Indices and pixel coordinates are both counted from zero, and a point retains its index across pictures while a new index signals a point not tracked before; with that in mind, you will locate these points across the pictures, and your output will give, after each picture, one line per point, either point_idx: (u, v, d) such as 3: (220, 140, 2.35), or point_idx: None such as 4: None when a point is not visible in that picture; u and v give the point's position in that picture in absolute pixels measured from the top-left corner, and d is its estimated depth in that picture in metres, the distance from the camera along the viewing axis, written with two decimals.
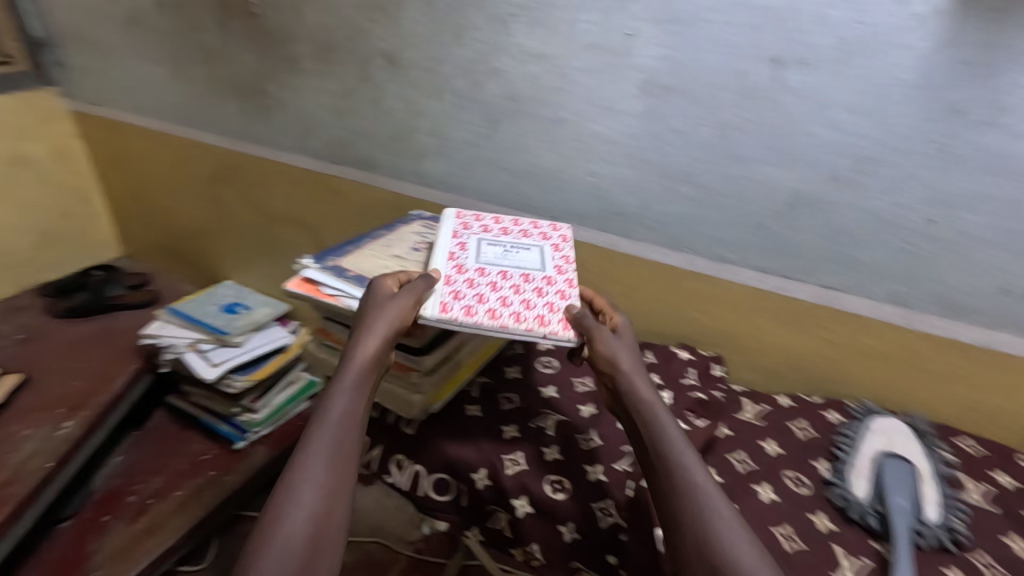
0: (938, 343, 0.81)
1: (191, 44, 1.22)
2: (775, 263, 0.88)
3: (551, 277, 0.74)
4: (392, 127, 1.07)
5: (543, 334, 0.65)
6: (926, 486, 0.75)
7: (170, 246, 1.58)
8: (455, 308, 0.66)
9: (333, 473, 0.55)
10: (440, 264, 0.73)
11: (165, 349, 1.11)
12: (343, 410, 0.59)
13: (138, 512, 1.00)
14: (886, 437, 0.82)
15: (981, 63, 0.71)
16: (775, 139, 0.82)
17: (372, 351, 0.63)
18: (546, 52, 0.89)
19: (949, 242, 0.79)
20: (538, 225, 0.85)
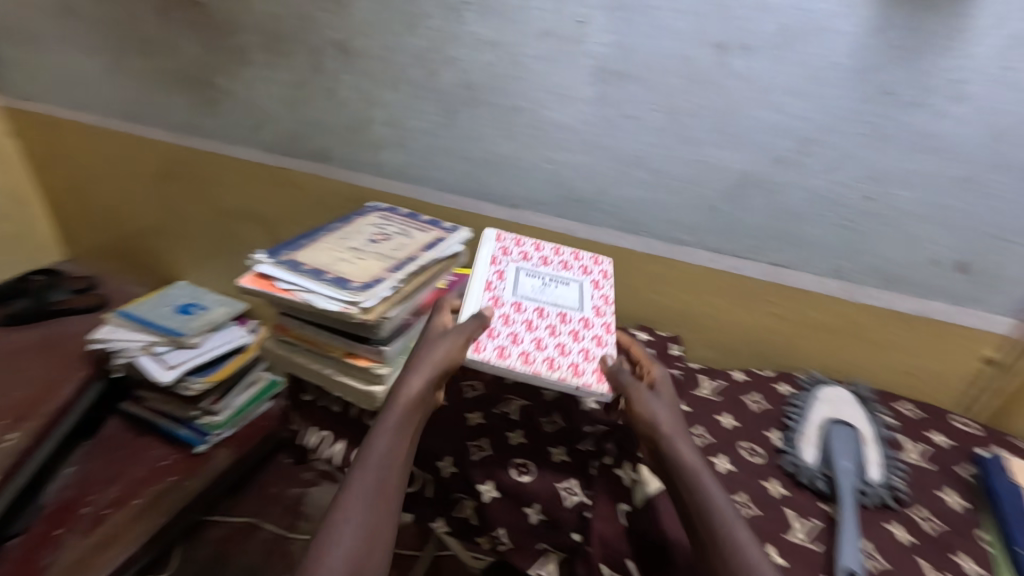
0: (878, 314, 0.93)
1: (129, 36, 1.31)
2: (728, 243, 0.97)
3: (589, 320, 0.81)
4: (350, 119, 1.18)
5: (576, 386, 0.71)
6: (868, 448, 0.79)
7: (121, 246, 1.70)
8: (488, 347, 0.73)
9: (374, 511, 0.61)
10: (480, 296, 0.80)
11: (119, 352, 1.31)
12: (387, 448, 0.66)
13: (95, 521, 1.19)
14: (832, 406, 0.86)
15: (907, 49, 0.76)
16: (722, 123, 0.89)
17: (417, 392, 0.70)
18: (500, 40, 0.97)
19: (887, 218, 0.86)
20: (579, 257, 0.93)
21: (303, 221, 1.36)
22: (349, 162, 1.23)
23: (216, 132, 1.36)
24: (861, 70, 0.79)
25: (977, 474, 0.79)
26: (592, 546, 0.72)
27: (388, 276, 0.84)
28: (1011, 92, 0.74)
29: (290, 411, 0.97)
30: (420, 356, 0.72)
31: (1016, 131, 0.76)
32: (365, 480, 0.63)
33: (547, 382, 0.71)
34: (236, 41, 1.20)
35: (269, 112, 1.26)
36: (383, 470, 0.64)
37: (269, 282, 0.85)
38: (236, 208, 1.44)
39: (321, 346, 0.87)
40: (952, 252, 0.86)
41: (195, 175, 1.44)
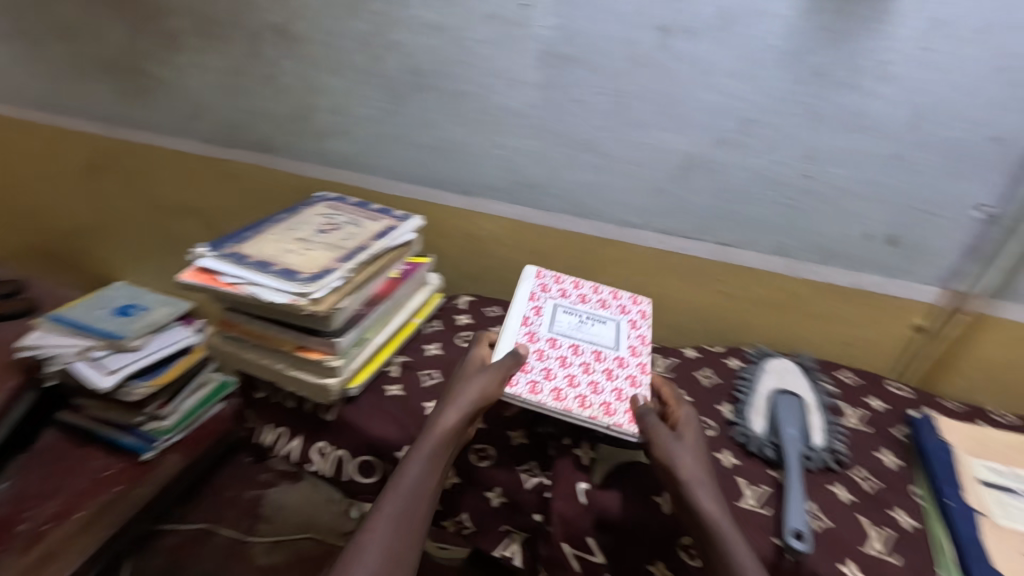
0: (819, 288, 0.97)
1: (48, 20, 1.23)
2: (676, 224, 1.00)
3: (623, 359, 0.82)
4: (292, 107, 1.14)
5: (606, 424, 0.71)
6: (812, 416, 0.83)
7: (49, 246, 1.60)
8: (521, 381, 0.74)
9: (397, 536, 0.64)
10: (515, 330, 0.82)
11: (51, 359, 1.24)
12: (417, 478, 0.68)
13: (34, 539, 1.12)
14: (778, 376, 0.90)
15: (837, 32, 0.79)
16: (666, 105, 0.91)
17: (450, 424, 0.71)
18: (444, 24, 0.96)
19: (824, 195, 0.90)
20: (619, 296, 0.94)
21: (248, 214, 1.31)
22: (293, 152, 1.19)
23: (148, 123, 1.29)
24: (797, 53, 0.82)
25: (909, 435, 0.84)
26: (552, 526, 0.72)
27: (337, 266, 0.82)
28: (932, 72, 0.78)
29: (244, 409, 0.95)
30: (458, 391, 0.74)
31: (939, 109, 0.80)
32: (394, 505, 0.66)
33: (578, 420, 0.72)
34: (167, 25, 1.14)
35: (205, 101, 1.20)
36: (412, 499, 0.67)
37: (212, 277, 0.82)
38: (175, 203, 1.38)
39: (270, 341, 0.84)
40: (885, 226, 0.90)
41: (129, 168, 1.37)
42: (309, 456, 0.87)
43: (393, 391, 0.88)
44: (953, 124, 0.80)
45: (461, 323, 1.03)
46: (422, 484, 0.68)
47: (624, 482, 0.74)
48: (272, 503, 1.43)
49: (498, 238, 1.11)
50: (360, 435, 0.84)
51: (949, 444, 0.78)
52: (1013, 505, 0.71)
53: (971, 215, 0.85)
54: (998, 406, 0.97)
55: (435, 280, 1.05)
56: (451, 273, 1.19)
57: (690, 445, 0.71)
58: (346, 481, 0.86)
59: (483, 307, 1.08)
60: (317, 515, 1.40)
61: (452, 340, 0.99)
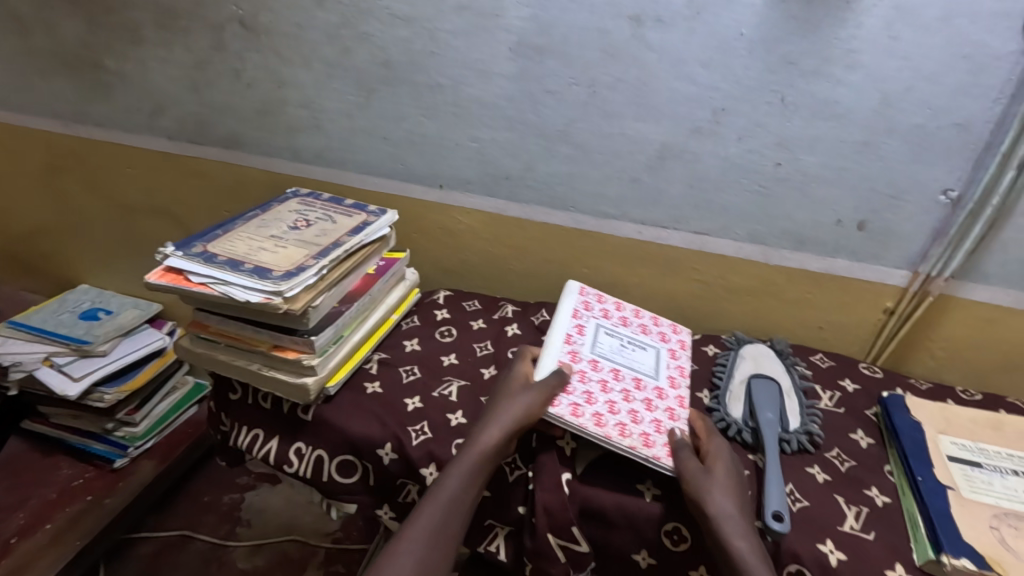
0: (792, 274, 0.99)
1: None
2: (651, 215, 1.00)
3: (663, 390, 0.81)
4: (260, 101, 1.11)
5: (645, 456, 0.70)
6: (788, 399, 0.84)
7: (9, 249, 1.54)
8: (563, 403, 0.73)
9: (430, 550, 0.65)
10: (559, 349, 0.82)
11: (13, 367, 1.30)
12: (453, 492, 0.69)
13: (4, 551, 1.22)
14: (754, 361, 0.91)
15: (804, 21, 0.80)
16: (639, 95, 0.91)
17: (495, 439, 0.71)
18: (414, 15, 0.94)
19: (795, 182, 0.91)
20: (658, 323, 0.95)
21: (218, 211, 1.28)
22: (262, 148, 1.16)
23: (109, 120, 1.24)
24: (766, 41, 0.83)
25: (879, 413, 0.86)
26: (537, 518, 0.71)
27: (312, 263, 0.80)
28: (897, 61, 0.80)
29: (218, 413, 0.91)
30: (501, 408, 0.74)
31: (903, 96, 0.81)
32: (431, 515, 0.67)
33: (616, 448, 0.71)
34: (126, 17, 1.10)
35: (168, 96, 1.16)
36: (448, 510, 0.68)
37: (181, 277, 0.80)
38: (141, 202, 1.33)
39: (245, 341, 0.82)
40: (854, 212, 0.91)
41: (91, 167, 1.32)
42: (287, 458, 0.84)
43: (373, 389, 0.87)
44: (917, 111, 0.82)
45: (439, 319, 1.03)
46: (459, 496, 0.68)
47: (606, 473, 0.75)
48: (251, 507, 1.45)
49: (475, 231, 1.11)
50: (340, 434, 0.82)
51: (919, 423, 0.80)
52: (979, 478, 0.72)
53: (937, 199, 0.87)
54: (965, 384, 1.00)
55: (412, 275, 1.04)
56: (429, 267, 1.18)
57: (722, 479, 0.68)
58: (325, 482, 0.83)
59: (461, 302, 1.08)
60: (298, 517, 1.42)
61: (432, 334, 0.99)
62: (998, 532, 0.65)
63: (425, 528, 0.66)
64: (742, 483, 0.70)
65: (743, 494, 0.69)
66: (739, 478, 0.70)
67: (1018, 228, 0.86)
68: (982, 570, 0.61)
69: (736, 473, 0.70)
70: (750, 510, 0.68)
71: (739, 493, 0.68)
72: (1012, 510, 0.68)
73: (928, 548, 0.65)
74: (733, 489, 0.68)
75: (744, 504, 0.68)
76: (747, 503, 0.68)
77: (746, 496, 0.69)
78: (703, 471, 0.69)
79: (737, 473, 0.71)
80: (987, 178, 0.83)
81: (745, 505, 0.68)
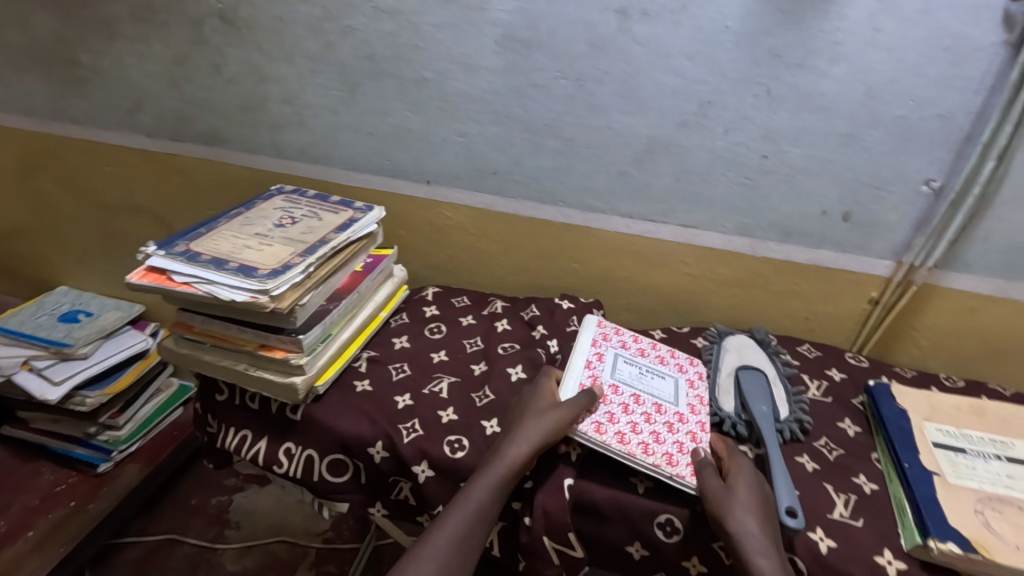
0: (779, 266, 0.99)
1: None
2: (639, 208, 1.00)
3: (684, 415, 0.80)
4: (242, 97, 1.09)
5: (669, 474, 0.70)
6: (776, 388, 0.85)
7: None
8: (586, 421, 0.74)
9: (455, 556, 0.65)
10: (578, 372, 0.82)
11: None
12: (478, 504, 0.68)
13: None
14: (738, 353, 0.92)
15: (789, 13, 0.80)
16: (626, 88, 0.91)
17: (527, 446, 0.71)
18: (398, 8, 0.93)
19: (782, 174, 0.92)
20: (675, 355, 0.92)
21: (201, 210, 1.26)
22: (245, 145, 1.14)
23: (86, 118, 1.21)
24: (751, 34, 0.83)
25: (864, 402, 0.87)
26: (534, 519, 0.72)
27: (298, 260, 0.79)
28: (880, 53, 0.80)
29: (203, 415, 0.89)
30: (530, 420, 0.74)
31: (887, 88, 0.82)
32: (457, 525, 0.66)
33: (640, 465, 0.71)
34: (102, 11, 1.07)
35: (147, 92, 1.14)
36: (475, 519, 0.67)
37: (163, 277, 0.78)
38: (121, 202, 1.31)
39: (231, 341, 0.81)
40: (840, 203, 0.92)
41: (68, 166, 1.29)
42: (276, 458, 0.82)
43: (362, 387, 0.86)
44: (901, 102, 0.83)
45: (428, 316, 1.02)
46: (484, 506, 0.68)
47: (600, 468, 0.75)
48: (240, 509, 1.43)
49: (463, 226, 1.10)
50: (330, 433, 0.81)
51: (905, 411, 0.81)
52: (963, 463, 0.73)
53: (920, 189, 0.88)
54: (948, 372, 1.02)
55: (400, 272, 1.03)
56: (418, 264, 1.17)
57: (749, 496, 0.67)
58: (316, 482, 0.82)
59: (450, 298, 1.07)
60: (287, 518, 1.41)
61: (421, 331, 0.99)
62: (982, 516, 0.66)
63: (448, 539, 0.66)
64: (772, 501, 0.68)
65: (772, 512, 0.67)
66: (768, 495, 0.69)
67: (998, 218, 0.88)
68: (968, 553, 0.62)
69: (764, 490, 0.69)
70: (779, 529, 0.66)
71: (766, 510, 0.67)
72: (996, 493, 0.69)
73: (916, 533, 0.66)
74: (760, 506, 0.66)
75: (773, 522, 0.66)
76: (777, 522, 0.66)
77: (776, 514, 0.67)
78: (729, 490, 0.68)
79: (766, 491, 0.69)
80: (969, 168, 0.84)
81: (774, 523, 0.66)
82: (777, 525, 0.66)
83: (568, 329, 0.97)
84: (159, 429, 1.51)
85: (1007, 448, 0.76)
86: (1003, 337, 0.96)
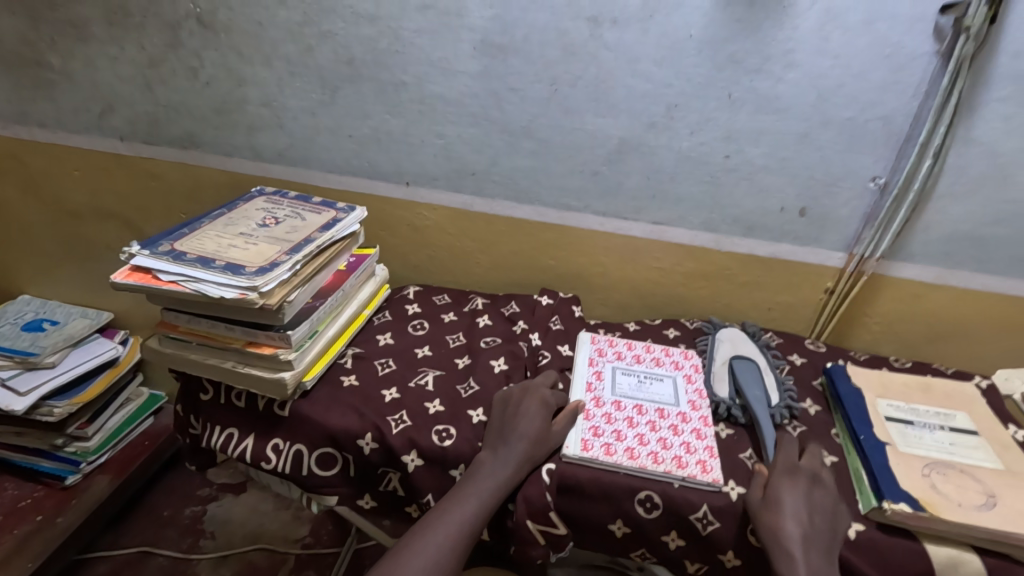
0: (743, 259, 1.06)
1: None
2: (611, 207, 1.05)
3: (686, 414, 0.84)
4: (219, 100, 1.09)
5: (681, 477, 0.75)
6: (766, 375, 0.91)
7: None
8: (595, 445, 0.78)
9: (459, 541, 0.68)
10: (580, 397, 0.85)
11: None
12: (489, 488, 0.72)
13: None
14: (732, 344, 0.97)
15: (747, 22, 0.87)
16: (598, 92, 0.96)
17: (531, 436, 0.77)
18: (377, 13, 0.96)
19: (743, 173, 0.98)
20: (669, 352, 0.97)
21: (174, 213, 1.25)
22: (221, 148, 1.15)
23: (53, 120, 1.19)
24: (713, 41, 0.89)
25: (825, 383, 0.94)
26: (516, 505, 0.75)
27: (285, 259, 0.80)
28: (828, 60, 0.87)
29: (187, 416, 0.89)
30: (525, 406, 0.80)
31: (836, 92, 0.89)
32: (469, 513, 0.70)
33: (652, 476, 0.75)
34: (74, 13, 1.06)
35: (119, 95, 1.13)
36: (485, 507, 0.71)
37: (149, 276, 0.79)
38: (89, 206, 1.28)
39: (217, 339, 0.82)
40: (797, 200, 0.99)
41: (33, 170, 1.26)
42: (263, 455, 0.83)
43: (350, 382, 0.88)
44: (849, 105, 0.90)
45: (411, 313, 1.05)
46: (489, 496, 0.72)
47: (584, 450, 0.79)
48: (214, 519, 1.41)
49: (442, 226, 1.13)
50: (319, 428, 0.82)
51: (860, 390, 0.88)
52: (913, 434, 0.80)
53: (868, 186, 0.96)
54: (898, 355, 1.10)
55: (382, 271, 1.05)
56: (397, 264, 1.19)
57: (792, 506, 0.70)
58: (306, 477, 0.83)
59: (431, 297, 1.10)
60: (265, 526, 1.40)
61: (405, 328, 1.01)
62: (929, 478, 0.73)
63: (457, 527, 0.69)
64: (823, 513, 0.71)
65: (818, 524, 0.70)
66: (818, 505, 0.71)
67: (937, 211, 0.96)
68: (917, 511, 0.68)
69: (815, 501, 0.71)
70: (826, 540, 0.69)
71: (811, 519, 0.70)
72: (941, 459, 0.76)
73: (871, 497, 0.72)
74: (803, 516, 0.70)
75: (817, 532, 0.69)
76: (822, 533, 0.69)
77: (824, 526, 0.70)
78: (774, 498, 0.71)
79: (818, 503, 0.72)
80: (910, 166, 0.92)
81: (817, 533, 0.69)
82: (824, 536, 0.69)
83: (550, 325, 1.01)
84: (130, 439, 1.48)
85: (950, 419, 0.83)
86: (945, 322, 1.05)
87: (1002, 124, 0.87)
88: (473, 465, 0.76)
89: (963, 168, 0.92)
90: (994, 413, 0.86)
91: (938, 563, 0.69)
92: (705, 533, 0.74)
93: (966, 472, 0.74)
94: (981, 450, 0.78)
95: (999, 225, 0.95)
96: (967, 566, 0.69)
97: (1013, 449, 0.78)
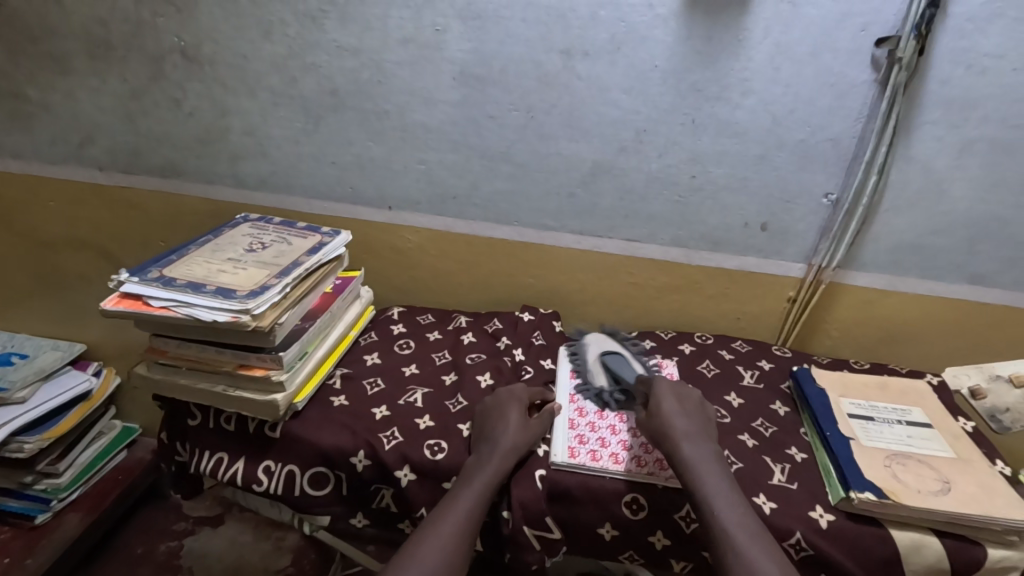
0: (710, 271, 1.12)
1: None
2: (587, 225, 1.10)
3: None
4: (202, 130, 1.11)
5: (665, 477, 0.79)
6: (635, 364, 0.96)
7: None
8: (582, 452, 0.81)
9: (456, 534, 0.70)
10: (565, 407, 0.89)
11: None
12: (484, 488, 0.75)
13: None
14: (599, 342, 1.00)
15: (705, 55, 0.95)
16: (572, 119, 1.02)
17: (514, 439, 0.80)
18: (360, 47, 1.00)
19: (708, 193, 1.05)
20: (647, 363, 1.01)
21: (152, 242, 1.24)
22: (203, 176, 1.16)
23: (28, 151, 1.19)
24: (675, 72, 0.96)
25: (793, 386, 0.99)
26: (512, 512, 0.78)
27: (275, 281, 0.82)
28: (781, 88, 0.96)
29: (172, 444, 0.90)
30: (512, 412, 0.84)
31: (789, 117, 0.98)
32: (467, 506, 0.73)
33: (637, 478, 0.79)
34: (54, 47, 1.08)
35: (100, 126, 1.14)
36: (482, 497, 0.74)
37: (140, 302, 0.80)
38: (63, 237, 1.28)
39: (208, 363, 0.83)
40: (758, 215, 1.06)
41: (5, 202, 1.25)
42: (255, 477, 0.84)
43: (340, 402, 0.90)
44: (800, 128, 0.98)
45: (396, 333, 1.07)
46: (482, 500, 0.74)
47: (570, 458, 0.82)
48: (191, 553, 1.35)
49: (425, 248, 1.17)
50: (311, 447, 0.84)
51: (825, 391, 0.94)
52: (874, 428, 0.86)
53: (822, 202, 1.04)
54: (858, 357, 1.17)
55: (367, 293, 1.07)
56: (380, 286, 1.22)
57: (670, 407, 0.80)
58: (298, 496, 0.84)
59: (415, 317, 1.13)
60: (245, 558, 1.34)
61: (392, 347, 1.03)
62: (890, 468, 0.78)
63: (457, 520, 0.72)
64: (696, 407, 0.83)
65: (694, 413, 0.81)
66: (687, 403, 0.82)
67: (884, 223, 1.04)
68: (881, 499, 0.74)
69: (685, 400, 0.83)
70: (704, 429, 0.80)
71: (686, 414, 0.81)
72: (900, 450, 0.82)
73: (839, 488, 0.77)
74: (682, 412, 0.80)
75: (694, 422, 0.80)
76: (699, 423, 0.80)
77: (697, 414, 0.82)
78: (657, 408, 0.81)
79: (686, 398, 0.83)
80: (857, 182, 1.01)
81: (695, 423, 0.80)
82: (699, 423, 0.80)
83: (533, 340, 1.05)
84: (103, 474, 1.42)
85: (906, 414, 0.89)
86: (895, 326, 1.13)
87: (936, 143, 0.97)
88: (467, 461, 0.80)
89: (904, 184, 1.01)
90: (944, 407, 0.93)
91: (904, 546, 0.74)
92: (689, 531, 0.78)
93: (923, 461, 0.80)
94: (936, 441, 0.85)
95: (938, 235, 1.04)
96: (929, 547, 0.74)
97: (963, 438, 0.85)
